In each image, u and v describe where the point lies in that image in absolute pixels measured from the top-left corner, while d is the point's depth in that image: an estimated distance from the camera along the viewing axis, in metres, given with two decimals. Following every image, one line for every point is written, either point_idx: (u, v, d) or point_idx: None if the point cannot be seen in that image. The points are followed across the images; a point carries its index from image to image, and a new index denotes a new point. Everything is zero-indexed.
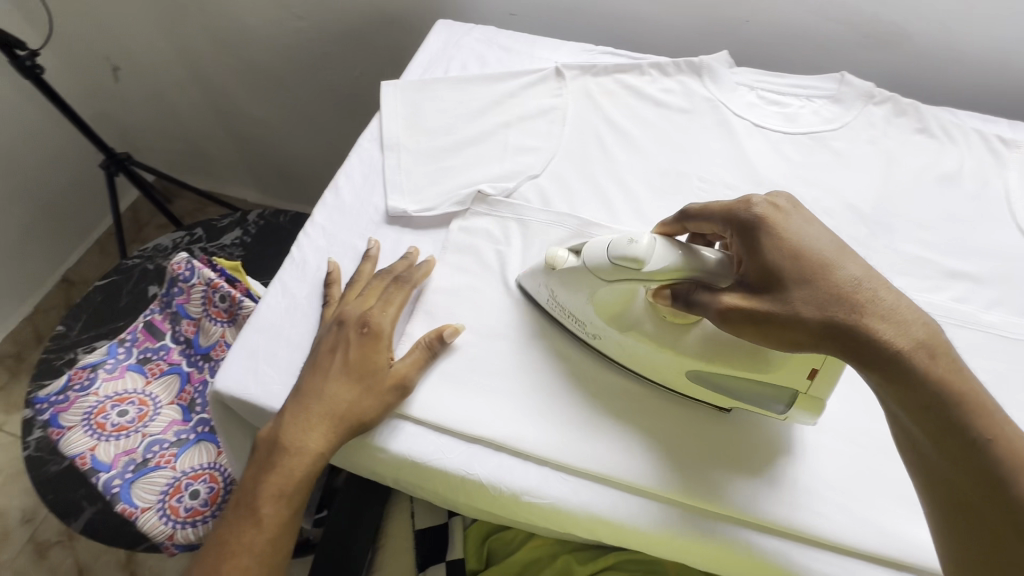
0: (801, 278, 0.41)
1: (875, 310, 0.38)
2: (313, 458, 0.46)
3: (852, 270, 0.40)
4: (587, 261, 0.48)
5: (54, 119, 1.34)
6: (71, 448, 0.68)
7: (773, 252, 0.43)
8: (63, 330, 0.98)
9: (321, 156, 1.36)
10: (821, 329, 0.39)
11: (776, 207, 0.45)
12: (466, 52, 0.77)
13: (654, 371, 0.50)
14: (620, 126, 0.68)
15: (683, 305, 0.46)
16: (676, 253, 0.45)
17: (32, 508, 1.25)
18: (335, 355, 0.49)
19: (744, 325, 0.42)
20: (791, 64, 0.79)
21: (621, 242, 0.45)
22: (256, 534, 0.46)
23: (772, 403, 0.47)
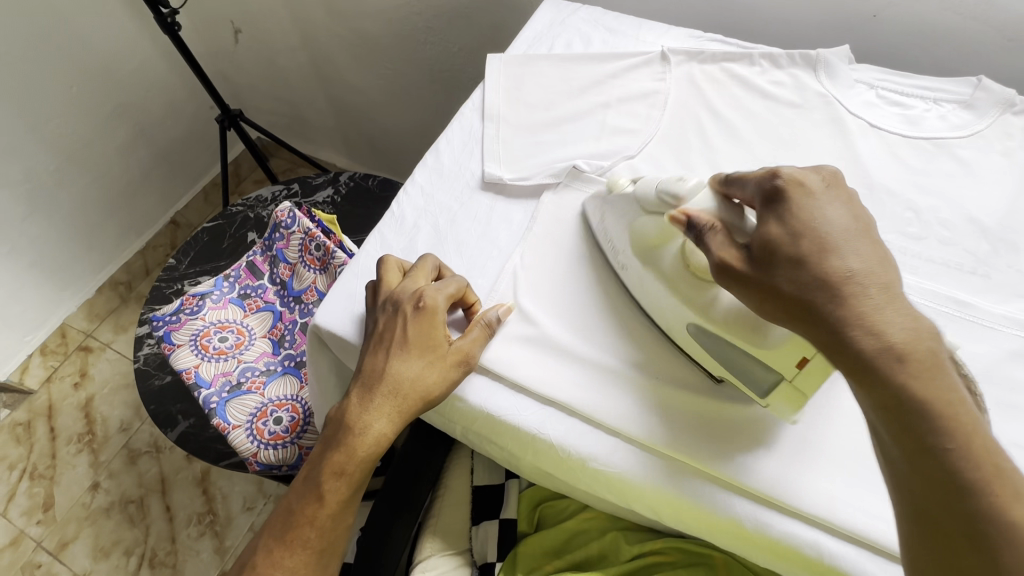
0: (794, 256, 0.39)
1: (860, 307, 0.36)
2: (376, 438, 0.48)
3: (853, 261, 0.38)
4: (639, 190, 0.52)
5: (180, 73, 1.48)
6: (179, 363, 0.76)
7: (776, 228, 0.41)
8: (174, 262, 1.09)
9: (410, 127, 1.42)
10: (795, 311, 0.38)
11: (800, 185, 0.42)
12: (571, 32, 0.77)
13: (660, 316, 0.50)
14: (723, 115, 0.66)
15: (693, 237, 0.45)
16: (714, 204, 0.47)
17: (129, 419, 1.41)
18: (392, 337, 0.49)
19: (732, 284, 0.42)
20: (917, 65, 0.74)
21: (670, 179, 0.50)
22: (319, 506, 0.49)
23: (756, 386, 0.45)
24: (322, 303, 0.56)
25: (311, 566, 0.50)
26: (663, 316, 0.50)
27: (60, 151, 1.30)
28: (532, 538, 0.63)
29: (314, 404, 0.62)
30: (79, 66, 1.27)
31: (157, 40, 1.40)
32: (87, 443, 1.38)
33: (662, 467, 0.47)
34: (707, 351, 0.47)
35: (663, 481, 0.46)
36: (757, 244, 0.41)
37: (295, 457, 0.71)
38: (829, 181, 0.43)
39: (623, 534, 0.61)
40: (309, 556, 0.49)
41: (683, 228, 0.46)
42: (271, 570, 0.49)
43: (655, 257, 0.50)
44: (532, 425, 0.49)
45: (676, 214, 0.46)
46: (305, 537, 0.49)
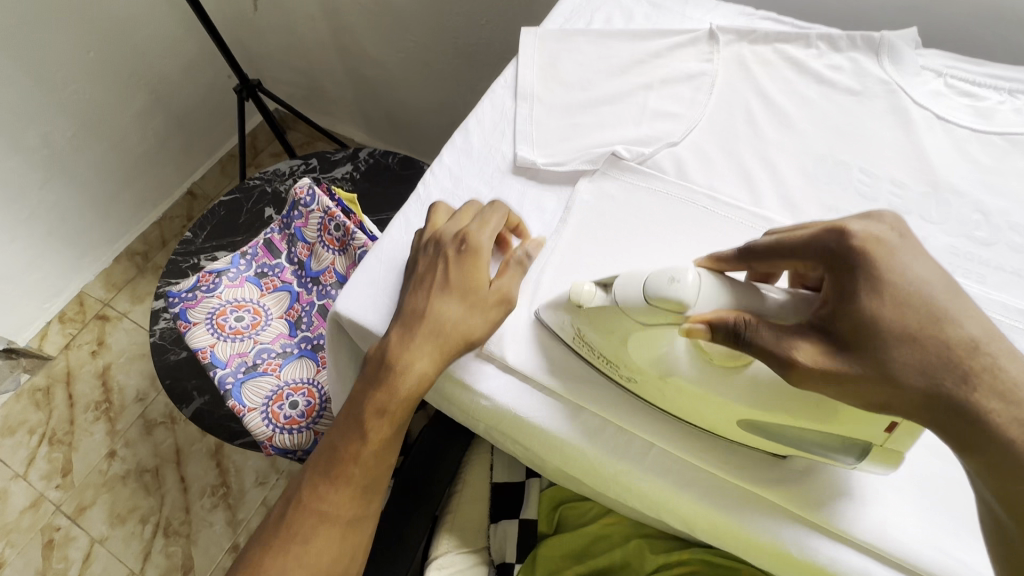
0: (903, 333, 0.34)
1: (991, 384, 0.33)
2: (417, 378, 0.46)
3: (971, 329, 0.34)
4: (618, 298, 0.41)
5: (198, 40, 1.45)
6: (195, 342, 0.74)
7: (874, 302, 0.35)
8: (190, 236, 1.08)
9: (432, 103, 1.37)
10: (924, 399, 0.33)
11: (880, 242, 0.36)
12: (612, 5, 0.72)
13: (697, 417, 0.43)
14: (775, 101, 0.61)
15: (728, 341, 0.37)
16: (725, 294, 0.38)
17: (145, 390, 1.42)
18: (434, 275, 0.48)
19: (822, 387, 0.35)
20: (988, 52, 0.68)
21: (660, 279, 0.39)
22: (362, 445, 0.48)
23: (833, 455, 0.40)
24: (343, 290, 0.53)
25: (355, 504, 0.49)
26: (702, 417, 0.43)
27: (77, 118, 1.28)
28: (553, 539, 0.61)
29: (331, 392, 0.59)
30: (97, 31, 1.23)
31: (176, 6, 1.36)
32: (104, 411, 1.40)
33: (698, 483, 0.44)
34: (765, 436, 0.41)
35: (699, 497, 0.44)
36: (845, 326, 0.35)
37: (310, 443, 0.70)
38: (898, 228, 0.37)
39: (646, 542, 0.59)
40: (353, 495, 0.48)
41: (709, 338, 0.37)
42: (316, 505, 0.48)
43: (667, 365, 0.42)
44: (560, 431, 0.46)
45: (693, 325, 0.37)
46: (346, 475, 0.48)
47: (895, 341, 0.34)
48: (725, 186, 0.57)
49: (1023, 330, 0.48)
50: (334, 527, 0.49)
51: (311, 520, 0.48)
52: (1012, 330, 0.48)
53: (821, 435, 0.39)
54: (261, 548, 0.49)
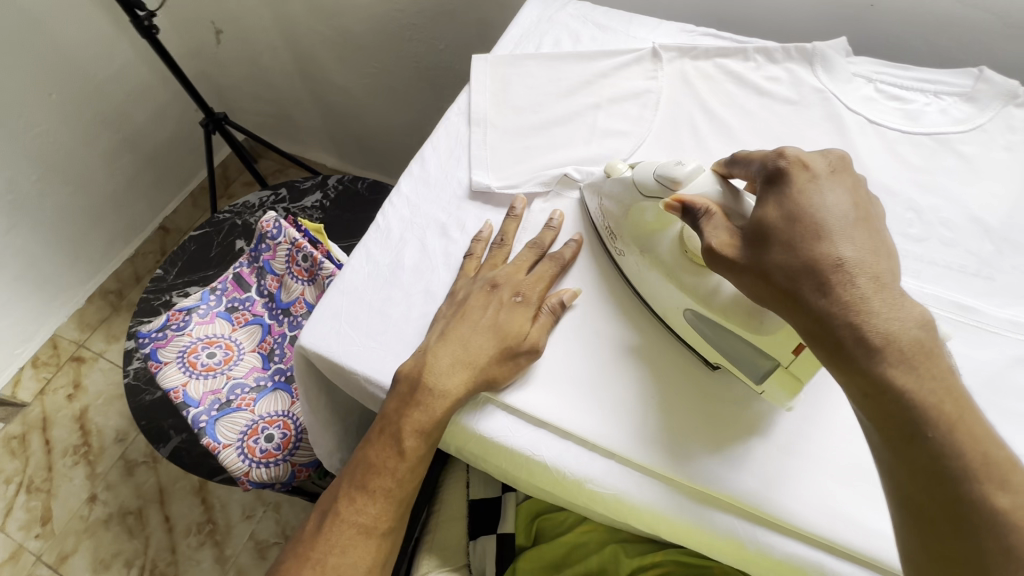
0: (789, 241, 0.38)
1: (851, 295, 0.35)
2: (451, 401, 0.48)
3: (846, 250, 0.37)
4: (635, 175, 0.50)
5: (162, 76, 1.45)
6: (166, 381, 0.74)
7: (773, 212, 0.40)
8: (161, 273, 1.07)
9: (399, 126, 1.39)
10: (785, 291, 0.37)
11: (806, 168, 0.41)
12: (559, 29, 0.74)
13: (654, 301, 0.50)
14: (717, 114, 0.64)
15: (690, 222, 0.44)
16: (716, 189, 0.45)
17: (125, 430, 1.40)
18: (485, 312, 0.51)
19: (723, 269, 0.41)
20: (916, 56, 0.72)
21: (668, 165, 0.47)
22: (399, 461, 0.49)
23: (751, 370, 0.45)
24: (307, 323, 0.54)
25: (390, 517, 0.50)
26: (660, 303, 0.50)
27: (41, 160, 1.27)
28: (531, 551, 0.63)
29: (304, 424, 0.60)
30: (58, 73, 1.23)
31: (136, 43, 1.36)
32: (83, 455, 1.37)
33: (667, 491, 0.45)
34: (699, 332, 0.47)
35: (668, 505, 0.45)
36: (750, 227, 0.41)
37: (288, 475, 0.70)
38: (836, 166, 0.42)
39: (621, 547, 0.60)
40: (388, 509, 0.50)
41: (679, 216, 0.44)
42: (352, 517, 0.50)
43: (652, 243, 0.50)
44: (528, 450, 0.47)
45: (669, 202, 0.44)
46: (383, 491, 0.49)
47: (778, 244, 0.38)
48: None
49: (957, 321, 0.50)
50: (370, 539, 0.50)
51: (351, 531, 0.49)
52: (948, 322, 0.50)
53: (748, 345, 0.44)
54: (298, 559, 0.50)
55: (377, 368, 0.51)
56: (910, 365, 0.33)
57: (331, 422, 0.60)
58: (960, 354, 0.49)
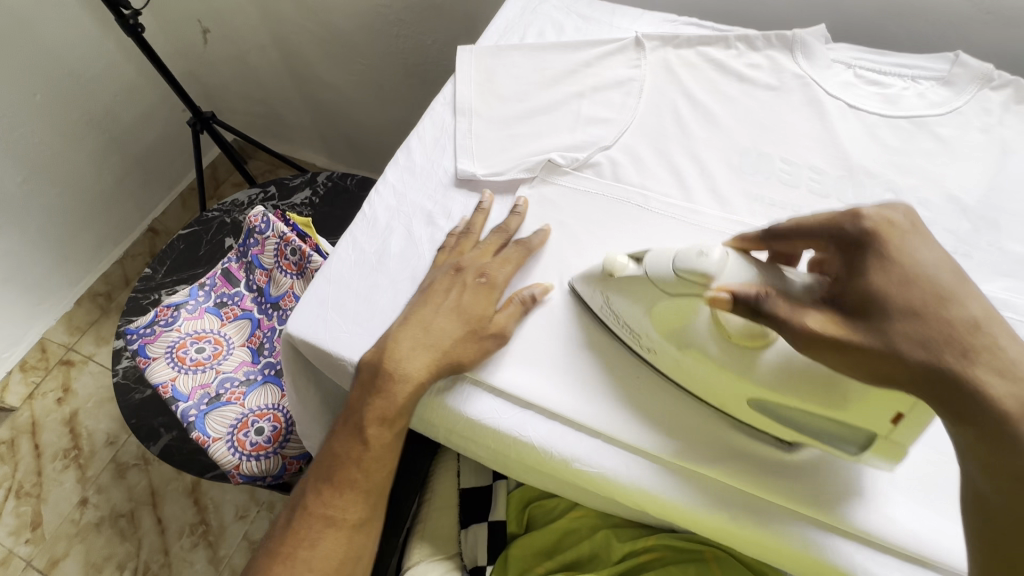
0: (908, 308, 0.37)
1: (989, 362, 0.34)
2: (415, 386, 0.48)
3: (971, 309, 0.36)
4: (649, 270, 0.45)
5: (149, 76, 1.44)
6: (155, 377, 0.74)
7: (877, 277, 0.38)
8: (150, 272, 1.07)
9: (388, 123, 1.39)
10: (924, 370, 0.35)
11: (891, 225, 0.40)
12: (543, 19, 0.75)
13: (705, 391, 0.46)
14: (700, 101, 0.65)
15: (745, 312, 0.39)
16: (752, 269, 0.42)
17: (115, 432, 1.38)
18: (447, 296, 0.51)
19: (827, 353, 0.37)
20: (894, 43, 0.73)
21: (689, 254, 0.43)
22: (364, 451, 0.49)
23: (845, 443, 0.42)
24: (294, 312, 0.54)
25: (360, 508, 0.51)
26: (713, 392, 0.45)
27: (27, 161, 1.26)
28: (524, 538, 0.62)
29: (293, 414, 0.60)
30: (43, 73, 1.22)
31: (123, 44, 1.36)
32: (73, 458, 1.36)
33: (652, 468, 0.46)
34: (774, 419, 0.44)
35: (651, 480, 0.46)
36: (852, 297, 0.38)
37: (278, 468, 0.70)
38: (912, 219, 0.41)
39: (613, 532, 0.60)
40: (357, 500, 0.50)
41: (731, 307, 0.40)
42: (320, 510, 0.50)
43: (688, 337, 0.45)
44: (512, 432, 0.48)
45: (717, 294, 0.40)
46: (351, 481, 0.50)
47: (897, 312, 0.37)
48: (658, 184, 0.59)
49: None
50: (339, 531, 0.50)
51: (318, 524, 0.50)
52: None
53: (828, 422, 0.42)
54: (270, 555, 0.51)
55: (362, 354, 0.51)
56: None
57: (320, 412, 0.60)
58: None
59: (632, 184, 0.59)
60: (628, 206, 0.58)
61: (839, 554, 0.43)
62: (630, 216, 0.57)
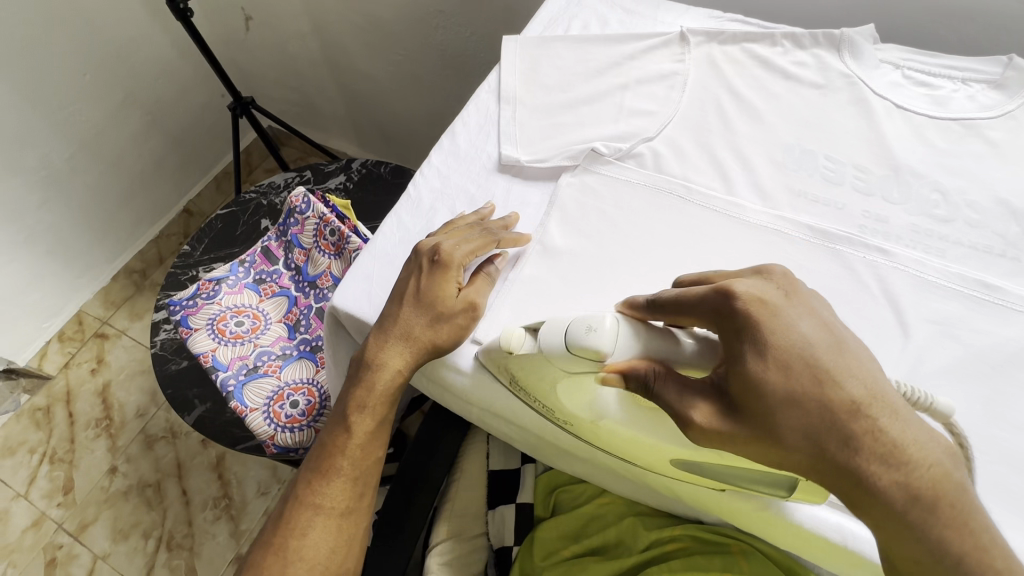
0: (789, 397, 0.35)
1: (875, 449, 0.34)
2: (392, 374, 0.50)
3: (852, 389, 0.35)
4: (541, 347, 0.43)
5: (192, 60, 1.48)
6: (196, 347, 0.77)
7: (756, 364, 0.36)
8: (189, 249, 1.10)
9: (421, 114, 1.41)
10: (810, 459, 0.35)
11: (764, 303, 0.37)
12: (588, 12, 0.76)
13: (641, 458, 0.47)
14: (744, 96, 0.65)
15: (641, 391, 0.39)
16: (639, 341, 0.40)
17: (145, 405, 1.43)
18: (409, 281, 0.51)
19: (721, 446, 0.37)
20: (943, 45, 0.72)
21: (579, 329, 0.41)
22: (348, 438, 0.52)
23: (775, 487, 0.42)
24: (340, 285, 0.56)
25: (348, 495, 0.52)
26: (641, 454, 0.46)
27: (74, 139, 1.31)
28: (550, 522, 0.63)
29: (330, 386, 0.62)
30: (94, 55, 1.27)
31: (168, 28, 1.40)
32: (104, 428, 1.40)
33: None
34: (700, 473, 0.44)
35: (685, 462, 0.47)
36: (733, 386, 0.37)
37: (312, 440, 0.72)
38: (785, 288, 0.39)
39: (639, 520, 0.61)
40: (345, 486, 0.52)
41: (624, 385, 0.40)
42: (310, 499, 0.52)
43: (599, 407, 0.44)
44: (547, 406, 0.50)
45: (608, 375, 0.40)
46: (337, 468, 0.52)
47: (779, 404, 0.35)
48: (700, 177, 0.60)
49: (981, 299, 0.51)
50: (330, 518, 0.52)
51: (308, 512, 0.51)
52: (972, 299, 0.51)
53: (757, 473, 0.41)
54: (263, 546, 0.52)
55: None
56: (938, 508, 0.33)
57: None
58: (984, 330, 0.49)
59: (674, 175, 0.60)
60: (670, 197, 0.58)
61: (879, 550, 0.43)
62: (672, 207, 0.58)
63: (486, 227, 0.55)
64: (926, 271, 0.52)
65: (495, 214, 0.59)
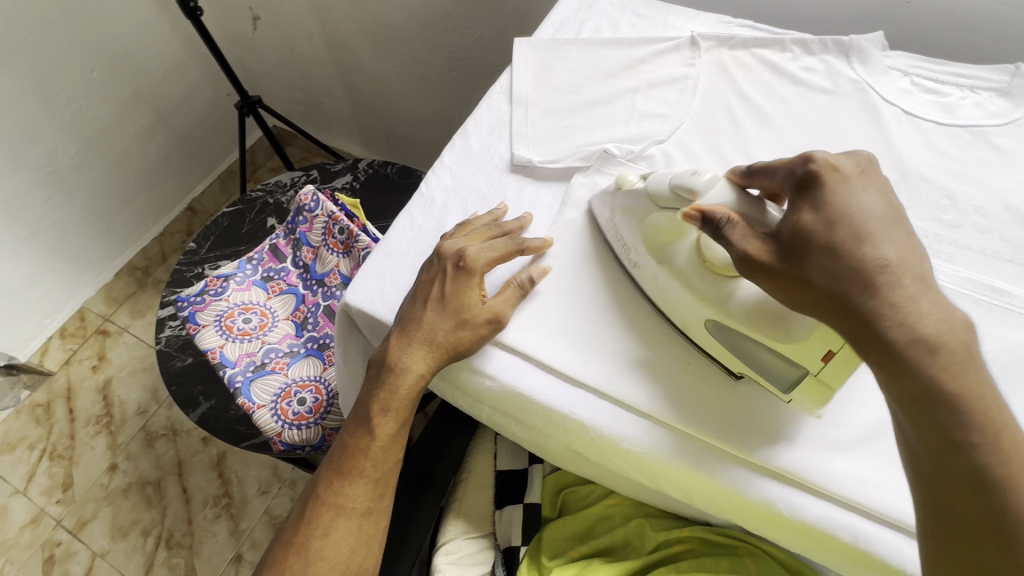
0: (829, 244, 0.38)
1: (891, 294, 0.36)
2: (416, 378, 0.50)
3: (886, 251, 0.37)
4: (647, 186, 0.51)
5: (199, 59, 1.49)
6: (204, 343, 0.77)
7: (809, 216, 0.40)
8: (195, 247, 1.10)
9: (427, 116, 1.42)
10: (827, 298, 0.38)
11: (835, 169, 0.42)
12: (599, 16, 0.76)
13: (675, 315, 0.50)
14: (754, 101, 0.66)
15: (711, 233, 0.43)
16: (733, 197, 0.47)
17: (146, 402, 1.42)
18: (432, 287, 0.52)
19: (757, 277, 0.41)
20: (951, 53, 0.73)
21: (684, 173, 0.48)
22: (370, 441, 0.51)
23: (779, 380, 0.46)
24: (353, 283, 0.56)
25: (368, 497, 0.52)
26: (678, 314, 0.49)
27: (80, 135, 1.31)
28: (558, 522, 0.63)
29: (340, 385, 0.62)
30: (102, 52, 1.27)
31: (176, 26, 1.40)
32: (105, 425, 1.40)
33: (709, 458, 0.47)
34: (727, 346, 0.47)
35: (708, 468, 0.47)
36: (785, 232, 0.41)
37: (318, 438, 0.72)
38: (863, 166, 0.43)
39: (647, 521, 0.61)
40: (366, 488, 0.52)
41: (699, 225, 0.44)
42: (332, 500, 0.51)
43: (669, 254, 0.50)
44: (563, 408, 0.50)
45: (688, 212, 0.44)
46: (358, 470, 0.51)
47: (818, 249, 0.39)
48: None
49: (990, 303, 0.51)
50: (351, 520, 0.51)
51: (329, 513, 0.51)
52: (980, 304, 0.51)
53: (773, 356, 0.45)
54: (283, 547, 0.52)
55: None
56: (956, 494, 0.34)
57: None
58: (992, 334, 0.50)
59: None
60: None
61: (898, 556, 0.43)
62: None
63: (506, 231, 0.55)
64: (935, 275, 0.53)
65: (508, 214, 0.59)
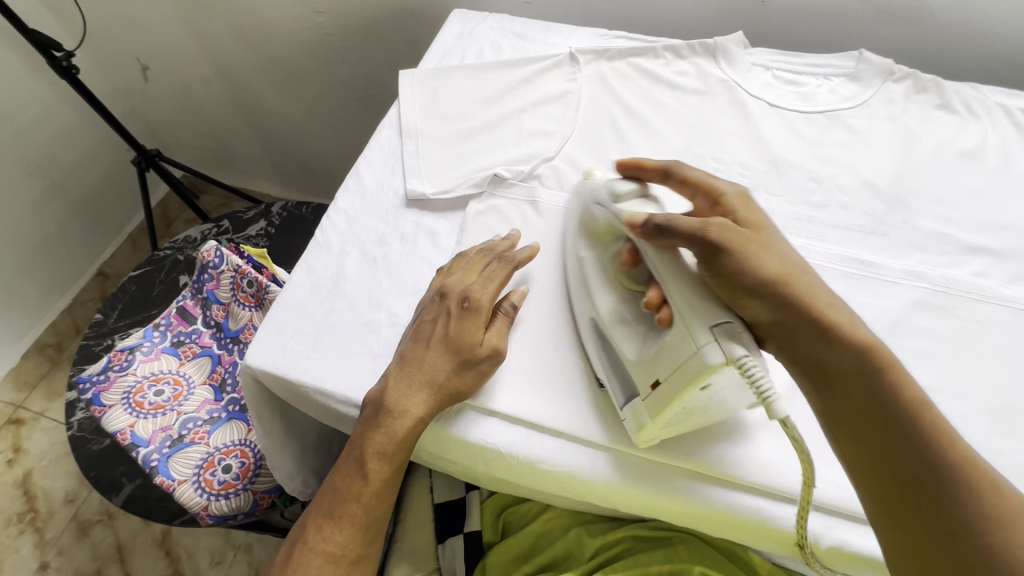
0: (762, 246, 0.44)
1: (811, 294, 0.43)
2: (414, 421, 0.47)
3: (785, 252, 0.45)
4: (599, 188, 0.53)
5: (89, 117, 1.40)
6: (112, 425, 0.72)
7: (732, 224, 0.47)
8: (101, 318, 1.03)
9: (341, 148, 1.39)
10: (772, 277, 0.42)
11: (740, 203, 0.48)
12: (481, 40, 0.78)
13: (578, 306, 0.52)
14: (634, 109, 0.69)
15: (652, 229, 0.45)
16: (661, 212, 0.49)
17: (75, 489, 1.32)
18: (435, 326, 0.50)
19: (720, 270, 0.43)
20: (808, 43, 0.79)
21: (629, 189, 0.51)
22: (363, 486, 0.48)
23: (624, 390, 0.47)
24: (252, 343, 0.54)
25: (358, 544, 0.48)
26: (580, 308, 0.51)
27: None
28: (500, 547, 0.63)
29: (262, 448, 0.60)
30: None
31: (56, 86, 1.31)
32: (29, 522, 1.28)
33: (642, 469, 0.48)
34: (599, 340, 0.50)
35: (627, 475, 0.48)
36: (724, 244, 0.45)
37: (249, 504, 0.69)
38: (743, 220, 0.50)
39: (585, 529, 0.61)
40: (355, 534, 0.48)
41: (639, 222, 0.46)
42: (319, 545, 0.48)
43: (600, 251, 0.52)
44: (481, 439, 0.49)
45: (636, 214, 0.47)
46: (351, 515, 0.48)
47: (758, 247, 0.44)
48: None
49: (860, 275, 0.55)
50: (338, 569, 0.48)
51: (317, 562, 0.47)
52: (851, 277, 0.55)
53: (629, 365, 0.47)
54: None
55: (326, 379, 0.51)
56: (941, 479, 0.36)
57: (287, 443, 0.60)
58: (863, 304, 0.54)
59: None
60: None
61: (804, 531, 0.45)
62: None
63: (499, 254, 0.54)
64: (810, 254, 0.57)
65: (408, 251, 0.59)
